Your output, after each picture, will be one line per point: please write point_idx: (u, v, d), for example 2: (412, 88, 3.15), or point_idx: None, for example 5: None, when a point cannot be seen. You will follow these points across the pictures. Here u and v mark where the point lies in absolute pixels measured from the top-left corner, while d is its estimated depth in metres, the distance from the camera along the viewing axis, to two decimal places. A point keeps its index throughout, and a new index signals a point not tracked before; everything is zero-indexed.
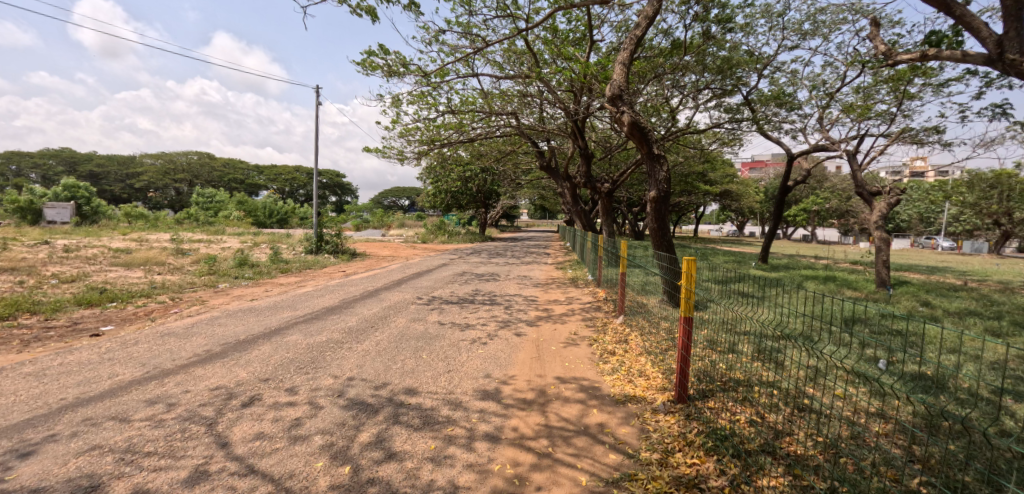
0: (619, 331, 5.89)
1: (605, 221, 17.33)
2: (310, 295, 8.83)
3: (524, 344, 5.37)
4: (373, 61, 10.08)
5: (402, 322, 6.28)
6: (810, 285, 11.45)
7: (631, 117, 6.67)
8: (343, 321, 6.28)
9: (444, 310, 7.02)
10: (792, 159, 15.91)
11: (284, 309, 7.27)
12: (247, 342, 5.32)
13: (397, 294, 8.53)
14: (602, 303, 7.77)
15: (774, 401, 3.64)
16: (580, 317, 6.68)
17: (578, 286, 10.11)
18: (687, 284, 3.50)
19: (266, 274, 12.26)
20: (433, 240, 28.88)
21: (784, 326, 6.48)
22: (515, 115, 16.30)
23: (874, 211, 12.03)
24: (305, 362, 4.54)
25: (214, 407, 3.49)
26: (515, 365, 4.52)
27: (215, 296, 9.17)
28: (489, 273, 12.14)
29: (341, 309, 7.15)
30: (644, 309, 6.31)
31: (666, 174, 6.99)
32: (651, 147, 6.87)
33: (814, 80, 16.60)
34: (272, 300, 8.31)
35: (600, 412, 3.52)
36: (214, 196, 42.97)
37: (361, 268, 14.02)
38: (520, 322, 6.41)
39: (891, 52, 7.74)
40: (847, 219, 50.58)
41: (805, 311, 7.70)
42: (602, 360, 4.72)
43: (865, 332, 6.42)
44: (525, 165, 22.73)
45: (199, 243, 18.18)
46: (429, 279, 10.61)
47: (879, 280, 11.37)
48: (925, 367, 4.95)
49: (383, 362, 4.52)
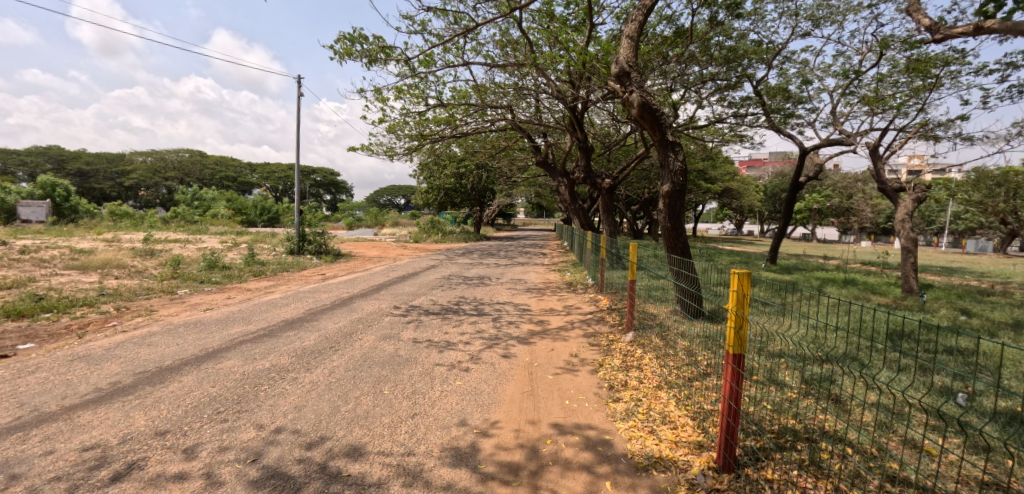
0: (630, 353, 4.88)
1: (605, 219, 16.28)
2: (275, 303, 7.77)
3: (513, 371, 4.34)
4: (351, 48, 9.07)
5: (370, 340, 5.25)
6: (830, 289, 10.49)
7: (640, 97, 5.67)
8: (299, 340, 5.24)
9: (423, 324, 5.98)
10: (804, 154, 14.94)
11: (236, 322, 6.23)
12: (168, 370, 4.29)
13: (373, 302, 7.50)
14: (606, 313, 6.75)
15: (854, 469, 2.65)
16: (581, 333, 5.66)
17: (577, 292, 9.11)
18: (739, 311, 2.48)
19: (236, 277, 11.18)
20: (426, 240, 27.85)
21: (822, 346, 5.53)
22: (510, 109, 15.31)
23: (899, 208, 11.07)
24: (227, 403, 3.51)
25: (68, 485, 2.49)
26: (500, 406, 3.51)
27: (169, 304, 8.12)
28: (480, 276, 11.10)
29: (301, 323, 6.10)
30: (658, 324, 5.30)
31: (681, 164, 5.95)
32: (665, 133, 5.83)
33: (826, 70, 15.65)
34: (230, 310, 7.28)
35: (616, 490, 2.52)
36: (204, 194, 41.83)
37: (342, 270, 12.97)
38: (510, 339, 5.38)
39: (936, 27, 6.80)
40: (847, 218, 49.68)
41: (838, 323, 6.78)
42: (612, 397, 3.71)
43: (917, 351, 5.50)
44: (521, 162, 21.72)
45: (175, 244, 17.04)
46: (414, 284, 9.58)
47: (905, 286, 10.44)
48: (1014, 403, 3.97)
49: (329, 403, 3.50)
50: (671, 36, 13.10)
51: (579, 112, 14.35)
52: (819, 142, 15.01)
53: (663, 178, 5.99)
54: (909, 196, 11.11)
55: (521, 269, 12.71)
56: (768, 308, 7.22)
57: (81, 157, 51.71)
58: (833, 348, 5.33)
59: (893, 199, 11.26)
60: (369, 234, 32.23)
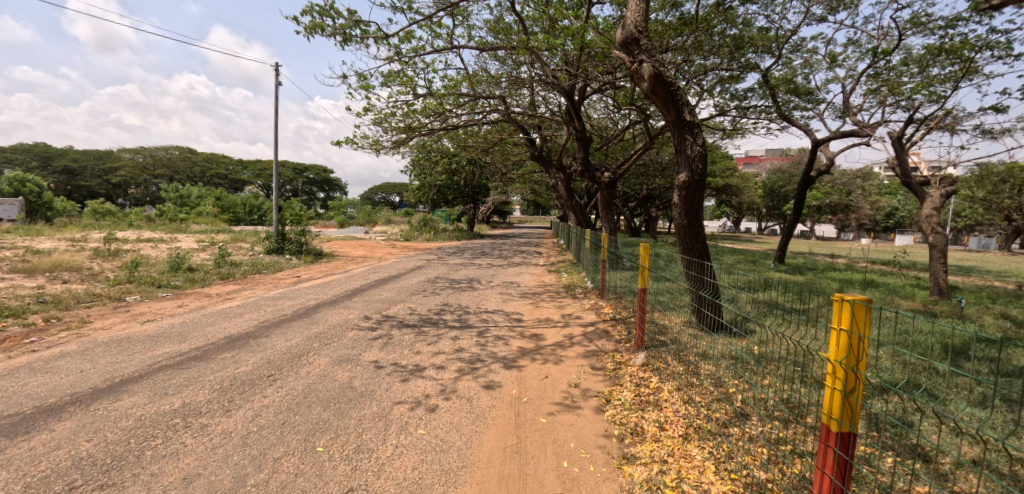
0: (645, 381, 3.91)
1: (604, 216, 15.23)
2: (228, 313, 6.74)
3: (496, 409, 3.36)
4: (321, 25, 8.05)
5: (321, 365, 4.23)
6: (852, 292, 9.57)
7: (652, 68, 4.68)
8: (233, 366, 4.23)
9: (392, 340, 5.00)
10: (816, 147, 13.99)
11: (168, 340, 5.20)
12: (46, 412, 3.34)
13: (341, 311, 6.47)
14: (611, 324, 5.78)
15: None
16: (582, 352, 4.70)
17: (576, 296, 8.10)
18: (853, 363, 1.76)
19: (200, 281, 10.14)
20: (417, 238, 26.88)
21: (872, 367, 4.58)
22: (502, 100, 14.34)
23: (926, 204, 10.16)
24: (90, 472, 2.55)
25: None
26: (471, 475, 2.56)
27: (108, 314, 7.07)
28: (469, 279, 10.07)
29: (245, 340, 5.09)
30: (677, 343, 4.33)
31: (700, 149, 4.91)
32: (682, 113, 4.84)
33: (836, 60, 14.76)
34: (172, 323, 6.24)
35: None
36: (190, 192, 40.64)
37: (320, 271, 11.93)
38: (495, 360, 4.40)
39: None
40: (846, 216, 48.97)
41: (876, 336, 5.85)
42: (626, 458, 2.75)
43: (981, 374, 4.60)
44: (516, 157, 20.68)
45: (146, 244, 15.95)
46: (393, 288, 8.58)
47: (935, 288, 9.62)
48: None
49: (235, 472, 2.55)
50: (673, 24, 12.06)
51: (574, 103, 13.28)
52: (831, 135, 14.10)
53: (679, 167, 5.00)
54: (934, 191, 10.20)
55: (515, 270, 11.77)
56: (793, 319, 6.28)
57: (67, 154, 49.91)
58: (888, 371, 4.38)
59: (918, 194, 10.35)
60: (359, 232, 31.20)
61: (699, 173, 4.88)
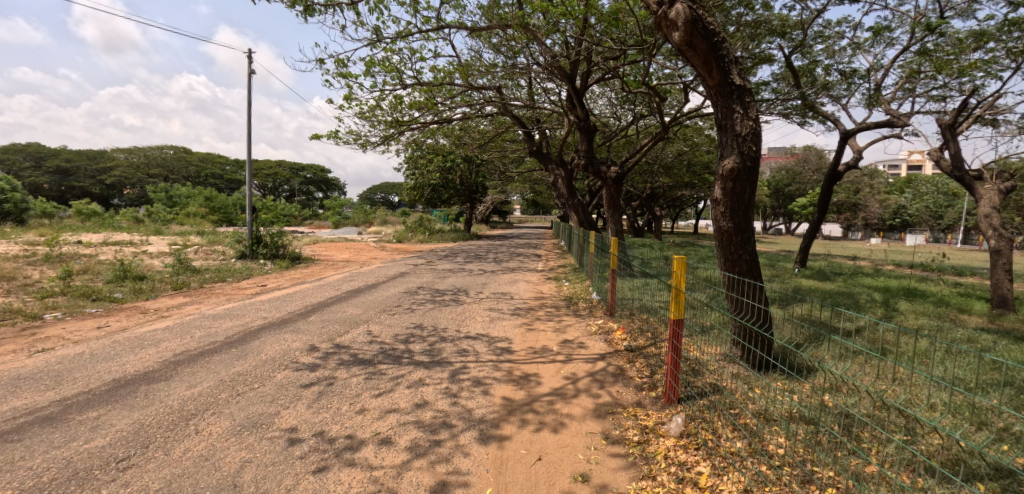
0: (689, 470, 2.58)
1: (609, 216, 13.73)
2: (147, 339, 5.40)
3: None
4: None
5: (212, 437, 2.94)
6: (901, 303, 8.20)
7: (688, 9, 3.32)
8: (82, 439, 2.94)
9: (331, 389, 3.66)
10: (844, 141, 12.61)
11: (31, 387, 3.87)
12: None
13: (284, 339, 5.11)
14: (628, 359, 4.41)
15: None
16: (592, 411, 3.34)
17: (578, 314, 6.72)
18: None
19: (147, 292, 8.80)
20: (411, 239, 25.58)
21: (1010, 437, 3.20)
22: (497, 89, 13.04)
23: (981, 201, 8.79)
24: None
25: None
26: None
27: (6, 339, 5.74)
28: (454, 289, 8.70)
29: (134, 389, 3.78)
30: (734, 409, 2.97)
31: (753, 125, 3.56)
32: (728, 74, 3.50)
33: (862, 47, 13.42)
34: (68, 355, 4.91)
35: None
36: (181, 192, 39.34)
37: (290, 278, 10.53)
38: (466, 428, 3.07)
39: None
40: (853, 215, 47.64)
41: (974, 375, 4.46)
42: None
43: None
44: (513, 154, 19.26)
45: (110, 248, 14.57)
46: (364, 302, 7.23)
47: (997, 298, 8.19)
48: None
49: None
50: None
51: (576, 92, 11.88)
52: (860, 128, 12.72)
53: (722, 150, 3.65)
54: (990, 187, 8.78)
55: (509, 278, 10.43)
56: (857, 353, 4.91)
57: (60, 154, 48.41)
58: None
59: (971, 190, 8.96)
60: (351, 233, 29.90)
61: (751, 157, 3.52)
